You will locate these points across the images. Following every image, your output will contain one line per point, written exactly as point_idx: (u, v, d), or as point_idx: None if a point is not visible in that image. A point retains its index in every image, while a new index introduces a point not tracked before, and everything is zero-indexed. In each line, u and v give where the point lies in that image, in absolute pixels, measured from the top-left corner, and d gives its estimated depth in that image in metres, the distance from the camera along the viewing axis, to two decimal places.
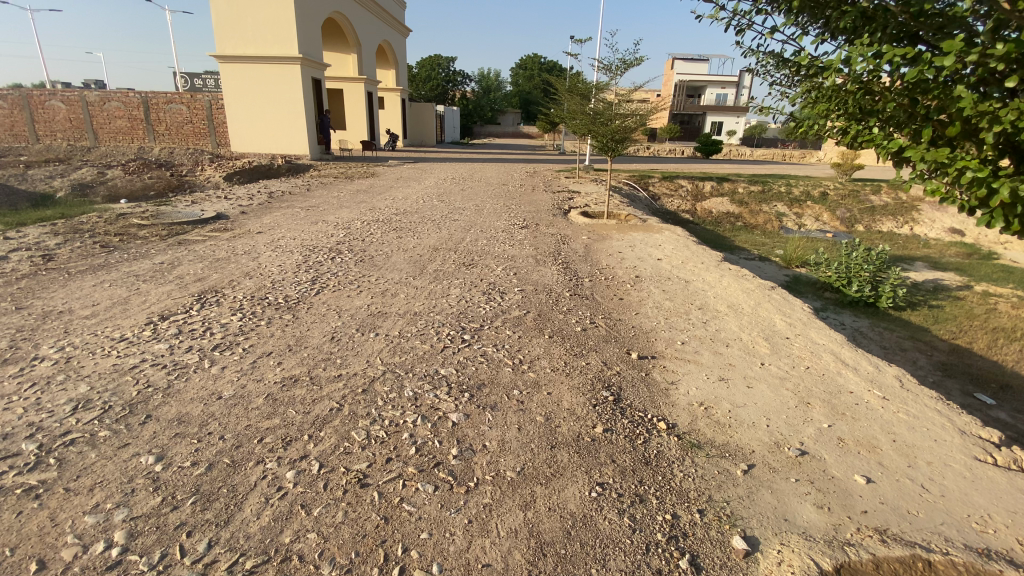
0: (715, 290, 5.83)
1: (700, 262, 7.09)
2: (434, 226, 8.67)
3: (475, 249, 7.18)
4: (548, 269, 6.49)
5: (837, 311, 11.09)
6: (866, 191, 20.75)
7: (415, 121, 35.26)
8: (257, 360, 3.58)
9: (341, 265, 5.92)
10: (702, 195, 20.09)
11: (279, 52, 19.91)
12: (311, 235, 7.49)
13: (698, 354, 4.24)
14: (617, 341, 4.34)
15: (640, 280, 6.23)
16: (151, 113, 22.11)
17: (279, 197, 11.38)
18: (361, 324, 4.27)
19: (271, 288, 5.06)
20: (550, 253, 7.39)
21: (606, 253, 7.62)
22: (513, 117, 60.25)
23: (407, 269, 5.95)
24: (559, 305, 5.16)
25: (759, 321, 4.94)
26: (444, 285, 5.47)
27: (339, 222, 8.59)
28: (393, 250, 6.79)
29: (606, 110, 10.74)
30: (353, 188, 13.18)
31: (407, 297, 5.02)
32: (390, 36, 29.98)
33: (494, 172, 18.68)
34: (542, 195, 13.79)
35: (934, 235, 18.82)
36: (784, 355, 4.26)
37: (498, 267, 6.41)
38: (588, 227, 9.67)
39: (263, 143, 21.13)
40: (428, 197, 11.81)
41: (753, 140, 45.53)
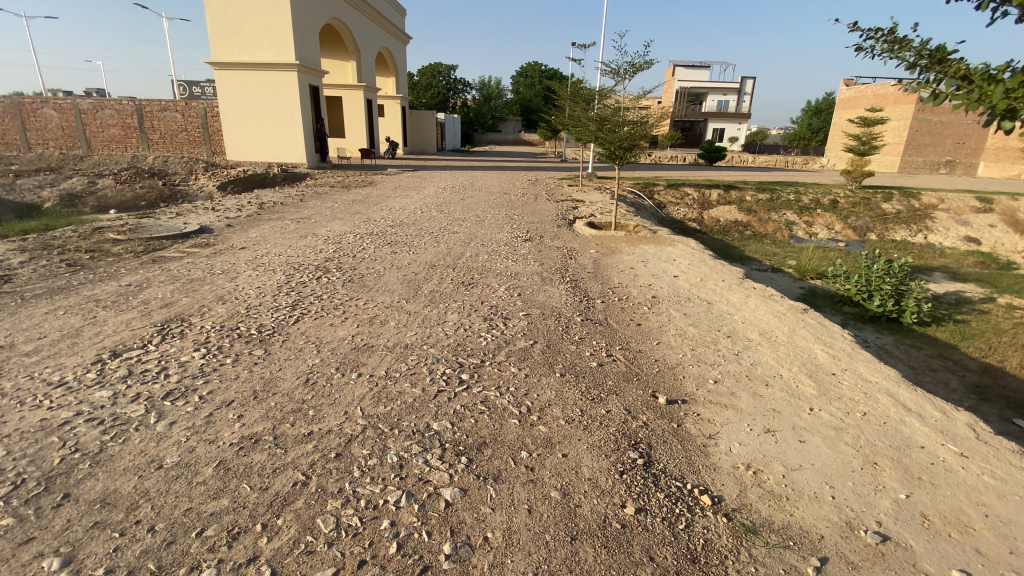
0: (743, 314, 5.24)
1: (721, 279, 6.50)
2: (431, 239, 8.10)
3: (475, 266, 6.60)
4: (555, 289, 5.91)
5: (858, 326, 10.49)
6: (877, 198, 20.19)
7: (414, 129, 34.79)
8: (213, 414, 2.99)
9: (326, 287, 5.34)
10: (709, 203, 19.56)
11: (275, 58, 19.45)
12: (298, 251, 6.91)
13: (736, 397, 3.63)
14: (639, 380, 3.74)
15: (658, 302, 5.64)
16: (145, 121, 21.65)
17: (269, 207, 10.81)
18: (342, 361, 3.68)
19: (245, 316, 4.47)
20: (557, 270, 6.80)
21: (617, 269, 7.02)
22: (513, 125, 58.93)
23: (400, 290, 5.38)
24: (570, 333, 4.57)
25: (797, 353, 4.35)
26: (440, 309, 4.89)
27: (330, 235, 8.03)
28: (385, 268, 6.21)
29: (614, 116, 10.15)
30: (347, 198, 12.63)
31: (398, 324, 4.43)
32: (390, 43, 29.63)
33: (495, 180, 18.15)
34: (544, 204, 13.22)
35: (949, 243, 18.14)
36: (833, 398, 3.66)
37: (501, 286, 5.83)
38: (595, 240, 9.09)
39: (259, 150, 20.61)
40: (425, 208, 11.24)
41: (756, 147, 45.02)
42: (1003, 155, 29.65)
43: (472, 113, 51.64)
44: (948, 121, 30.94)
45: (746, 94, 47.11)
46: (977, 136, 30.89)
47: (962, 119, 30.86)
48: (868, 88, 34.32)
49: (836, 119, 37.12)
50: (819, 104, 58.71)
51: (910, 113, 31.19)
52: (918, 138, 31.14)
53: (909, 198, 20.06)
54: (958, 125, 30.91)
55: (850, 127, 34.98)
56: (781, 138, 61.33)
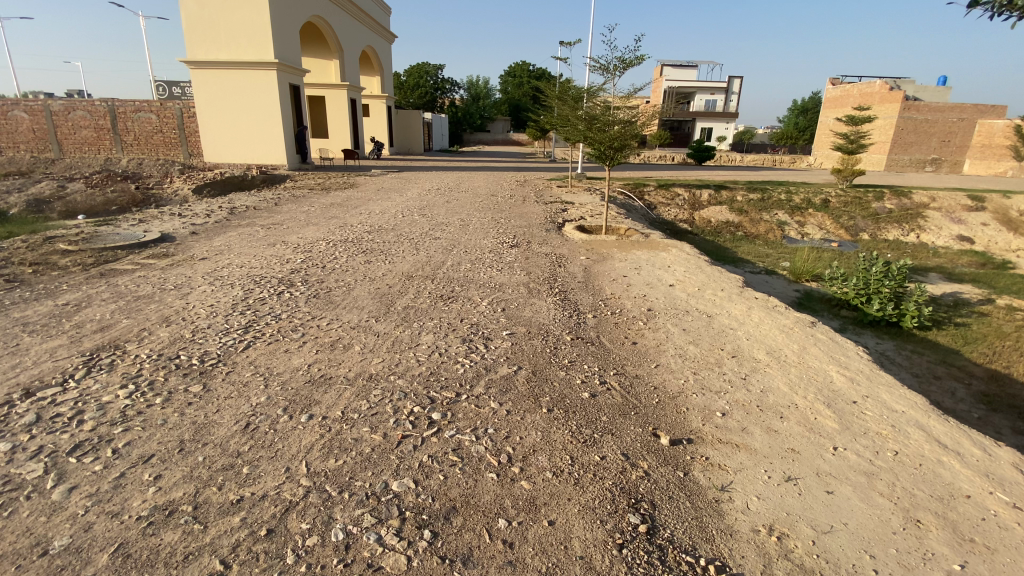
0: (747, 329, 4.80)
1: (721, 289, 6.04)
2: (410, 246, 7.57)
3: (457, 276, 6.09)
4: (543, 302, 5.41)
5: (857, 331, 10.13)
6: (868, 197, 19.96)
7: (401, 129, 34.14)
8: (123, 477, 2.47)
9: (288, 304, 4.81)
10: (700, 204, 19.24)
11: (253, 56, 18.77)
12: (264, 262, 6.37)
13: (748, 433, 3.16)
14: (637, 415, 3.26)
15: (655, 315, 5.16)
16: (118, 122, 20.88)
17: (241, 213, 10.21)
18: (292, 399, 3.17)
19: (189, 342, 3.94)
20: (545, 279, 6.30)
21: (609, 277, 6.56)
22: (501, 125, 59.29)
23: (371, 306, 4.86)
24: (559, 355, 4.09)
25: (811, 376, 3.90)
26: (413, 328, 4.38)
27: (301, 243, 7.48)
28: (357, 280, 5.68)
29: (604, 115, 9.70)
30: (326, 202, 12.04)
31: (363, 349, 3.91)
32: (374, 41, 28.98)
33: (482, 181, 17.64)
34: (533, 206, 12.73)
35: (942, 242, 17.90)
36: (859, 433, 3.22)
37: (483, 299, 5.32)
38: (586, 245, 8.63)
39: (236, 151, 19.89)
40: (407, 212, 10.71)
41: (744, 146, 44.90)
42: (989, 153, 29.89)
43: (460, 113, 51.07)
44: (934, 119, 30.95)
45: (734, 93, 47.07)
46: (962, 133, 31.02)
47: (949, 116, 30.88)
48: (854, 87, 34.28)
49: (823, 117, 37.06)
50: (805, 103, 58.82)
51: (895, 112, 31.16)
52: (904, 136, 31.12)
53: (901, 196, 19.85)
54: (945, 123, 30.94)
55: (837, 126, 34.93)
56: (768, 137, 61.35)
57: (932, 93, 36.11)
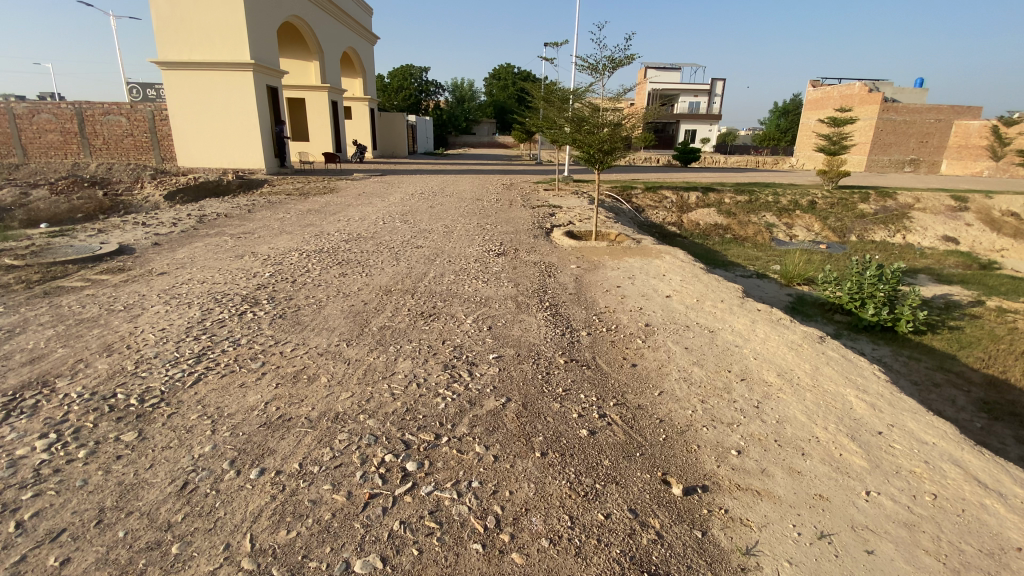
0: (753, 347, 4.44)
1: (720, 300, 5.68)
2: (389, 256, 7.10)
3: (439, 290, 5.65)
4: (532, 318, 4.99)
5: (852, 337, 9.87)
6: (854, 199, 19.92)
7: (384, 132, 33.53)
8: (22, 562, 2.00)
9: (248, 327, 4.34)
10: (688, 206, 19.02)
11: (228, 57, 18.11)
12: (227, 276, 5.87)
13: (769, 477, 2.78)
14: (643, 457, 2.86)
15: (653, 331, 4.78)
16: (86, 125, 20.05)
17: (211, 221, 9.64)
18: (242, 450, 2.72)
19: (130, 377, 3.45)
20: (534, 292, 5.89)
21: (602, 288, 6.16)
22: (486, 127, 58.93)
23: (342, 328, 4.41)
24: (551, 381, 3.67)
25: (828, 403, 3.55)
26: (387, 353, 3.93)
27: (271, 254, 6.97)
28: (329, 296, 5.22)
29: (593, 117, 9.29)
30: (302, 208, 11.52)
31: (330, 381, 3.46)
32: (356, 42, 28.40)
33: (467, 185, 17.19)
34: (519, 211, 12.33)
35: (928, 243, 17.88)
36: (891, 473, 2.86)
37: (467, 316, 4.88)
38: (576, 252, 8.25)
39: (212, 156, 19.19)
40: (388, 218, 10.24)
41: (727, 149, 45.08)
42: (966, 154, 30.34)
43: (445, 115, 50.51)
44: (912, 120, 31.29)
45: (717, 95, 47.28)
46: (940, 134, 31.46)
47: (926, 117, 31.30)
48: (834, 89, 34.53)
49: (805, 119, 37.29)
50: (786, 105, 59.42)
51: (874, 113, 31.43)
52: (883, 138, 31.40)
53: (886, 198, 19.85)
54: (923, 124, 31.32)
55: (818, 127, 35.17)
56: (750, 138, 61.84)
57: (910, 94, 36.58)
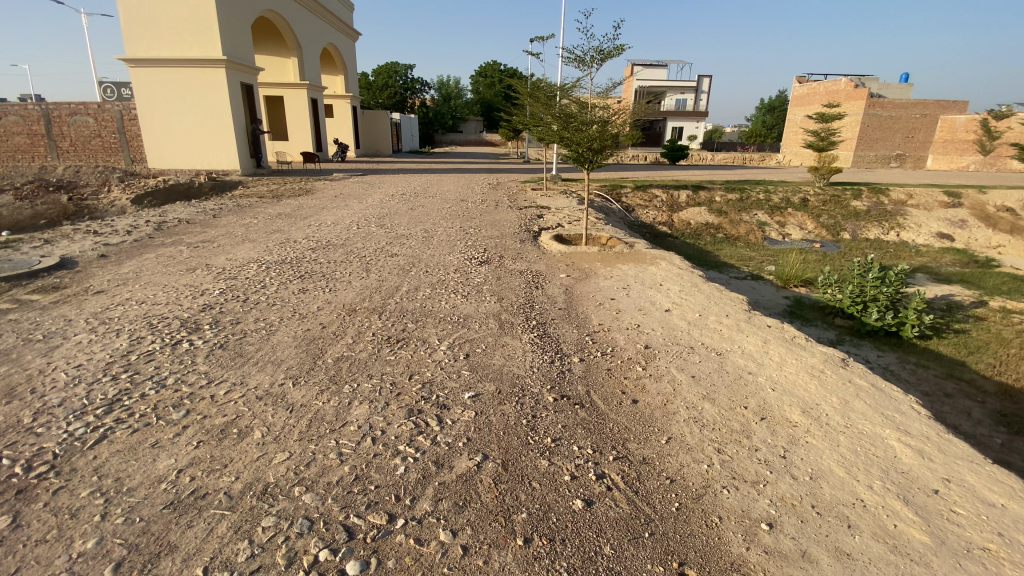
0: (770, 374, 3.86)
1: (725, 314, 5.10)
2: (359, 266, 6.42)
3: (411, 306, 5.00)
4: (516, 340, 4.35)
5: (856, 343, 9.37)
6: (846, 196, 19.55)
7: (367, 130, 32.66)
8: None
9: (179, 362, 3.68)
10: (678, 205, 18.52)
11: (198, 52, 17.18)
12: (171, 296, 5.18)
13: (812, 564, 2.19)
14: (653, 540, 2.26)
15: (653, 354, 4.17)
16: (52, 126, 19.05)
17: (170, 228, 8.89)
18: (132, 548, 2.08)
19: (18, 435, 2.80)
20: (519, 307, 5.25)
21: (594, 301, 5.56)
22: (473, 125, 58.01)
23: (291, 360, 3.75)
24: (538, 427, 3.04)
25: (866, 453, 2.98)
26: (341, 395, 3.29)
27: (228, 267, 6.28)
28: (284, 319, 4.56)
29: (582, 113, 8.66)
30: (274, 212, 10.79)
31: (264, 438, 2.82)
32: (336, 38, 27.48)
33: (451, 185, 16.53)
34: (504, 213, 11.70)
35: (923, 240, 17.54)
36: (960, 552, 2.29)
37: (440, 339, 4.23)
38: (564, 258, 7.64)
39: (184, 157, 18.30)
40: (364, 222, 9.56)
41: (714, 145, 44.85)
42: (951, 148, 30.29)
43: (431, 113, 49.74)
44: (898, 116, 31.14)
45: (704, 92, 47.22)
46: (925, 129, 31.42)
47: (912, 113, 31.21)
48: (820, 85, 34.26)
49: (792, 115, 37.10)
50: (772, 101, 59.32)
51: (859, 110, 31.16)
52: (870, 133, 31.21)
53: (878, 194, 19.50)
54: (909, 120, 31.24)
55: (805, 123, 34.93)
56: (737, 135, 61.75)
57: (896, 89, 36.57)
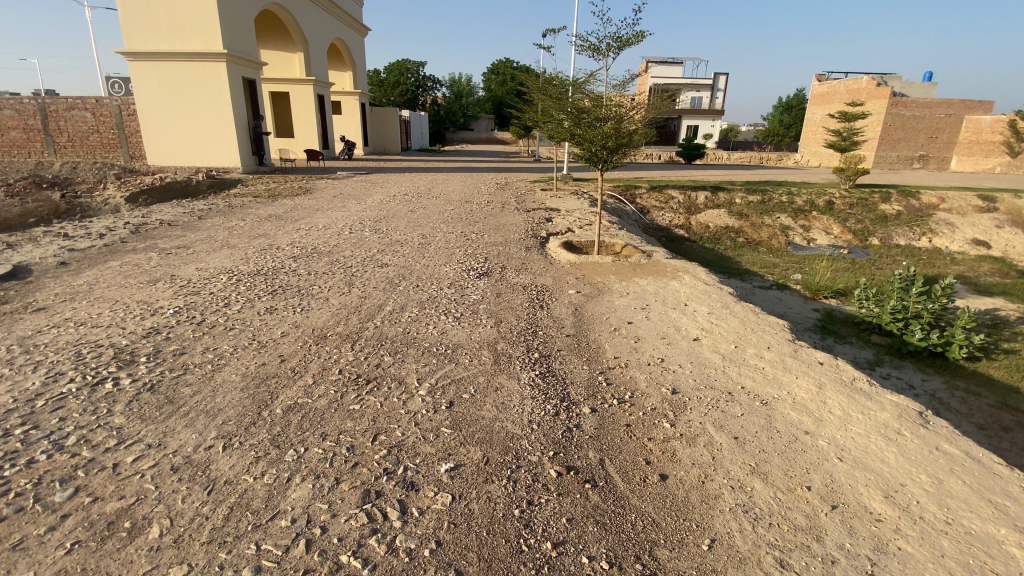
0: (834, 439, 3.06)
1: (766, 348, 4.27)
2: (341, 279, 5.67)
3: (392, 333, 4.23)
4: (512, 379, 3.56)
5: (896, 365, 8.43)
6: (874, 198, 18.47)
7: (375, 128, 32.04)
8: None
9: (89, 414, 2.97)
10: (696, 208, 17.64)
11: (199, 46, 16.59)
12: (117, 315, 4.46)
13: None
14: None
15: (683, 403, 3.36)
16: (50, 122, 18.68)
17: (148, 231, 8.22)
18: None
19: None
20: (519, 332, 4.46)
21: (607, 326, 4.75)
22: (485, 121, 57.18)
23: (230, 410, 3.03)
24: (533, 522, 2.27)
25: (986, 568, 2.16)
26: (281, 465, 2.54)
27: (194, 279, 5.57)
28: (238, 349, 3.82)
29: (597, 107, 7.80)
30: (264, 213, 10.10)
31: (159, 541, 2.09)
32: (345, 34, 26.90)
33: (457, 185, 15.79)
34: (510, 215, 10.93)
35: (957, 247, 16.37)
36: None
37: (421, 379, 3.46)
38: (575, 269, 6.84)
39: (184, 154, 17.74)
40: (358, 226, 8.83)
41: (730, 144, 43.59)
42: (976, 149, 28.95)
43: (442, 111, 49.08)
44: (921, 115, 29.91)
45: (720, 90, 46.14)
46: (950, 129, 30.15)
47: (936, 112, 29.95)
48: (840, 83, 32.86)
49: (811, 113, 35.79)
50: (789, 100, 57.69)
51: (881, 108, 29.94)
52: (892, 133, 30.01)
53: (908, 197, 18.39)
54: (933, 119, 29.97)
55: (825, 122, 33.69)
56: (753, 134, 60.31)
57: (919, 88, 35.24)
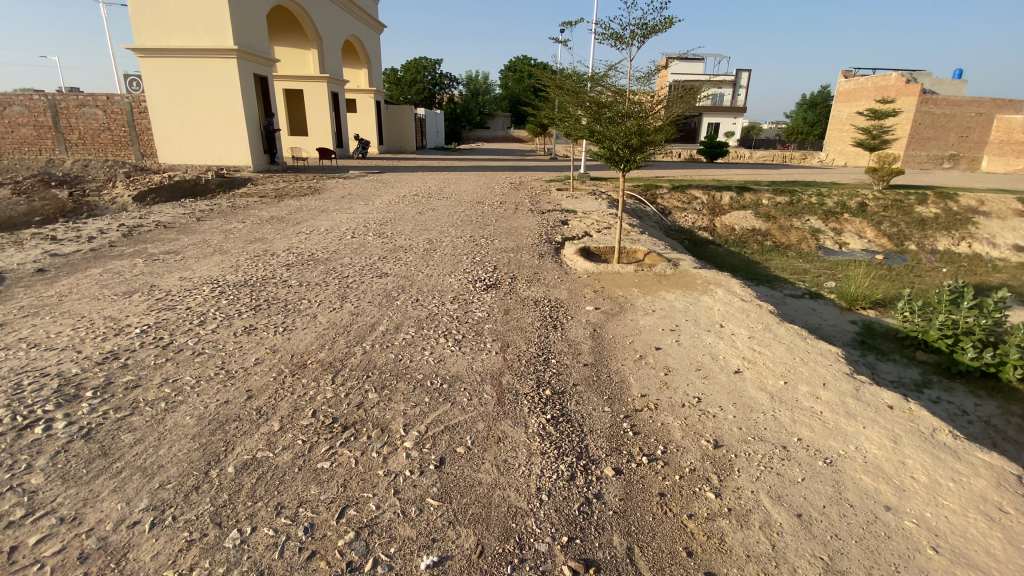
0: (924, 519, 2.39)
1: (821, 385, 3.61)
2: (335, 292, 5.12)
3: (382, 361, 3.65)
4: (519, 425, 2.95)
5: (947, 387, 7.58)
6: (910, 200, 17.42)
7: (390, 126, 31.68)
8: None
9: (2, 470, 2.45)
10: (720, 209, 16.83)
11: (210, 43, 16.28)
12: (76, 335, 3.97)
13: None
14: None
15: (730, 464, 2.74)
16: (64, 121, 18.60)
17: (142, 233, 7.78)
18: None
19: None
20: (530, 360, 3.84)
21: (632, 352, 4.11)
22: (501, 120, 59.04)
23: (172, 470, 2.49)
24: None
25: None
26: (216, 556, 1.98)
27: (174, 290, 5.07)
28: (201, 382, 3.29)
29: (617, 102, 7.18)
30: (267, 214, 9.65)
31: None
32: (361, 30, 26.54)
33: (470, 185, 15.23)
34: (524, 218, 10.32)
35: (999, 254, 15.23)
36: None
37: (410, 424, 2.87)
38: (593, 280, 6.21)
39: (194, 152, 17.46)
40: (362, 229, 8.29)
41: (752, 142, 42.36)
42: (1007, 149, 27.44)
43: (458, 109, 48.68)
44: (952, 113, 28.54)
45: (742, 87, 44.99)
46: (980, 128, 28.69)
47: (966, 111, 28.39)
48: (867, 79, 31.37)
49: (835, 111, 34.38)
50: (813, 98, 55.95)
51: (911, 107, 28.63)
52: (921, 131, 28.78)
53: (946, 199, 17.30)
54: (963, 117, 28.44)
55: (852, 120, 32.29)
56: (776, 133, 58.70)
57: (948, 86, 33.65)
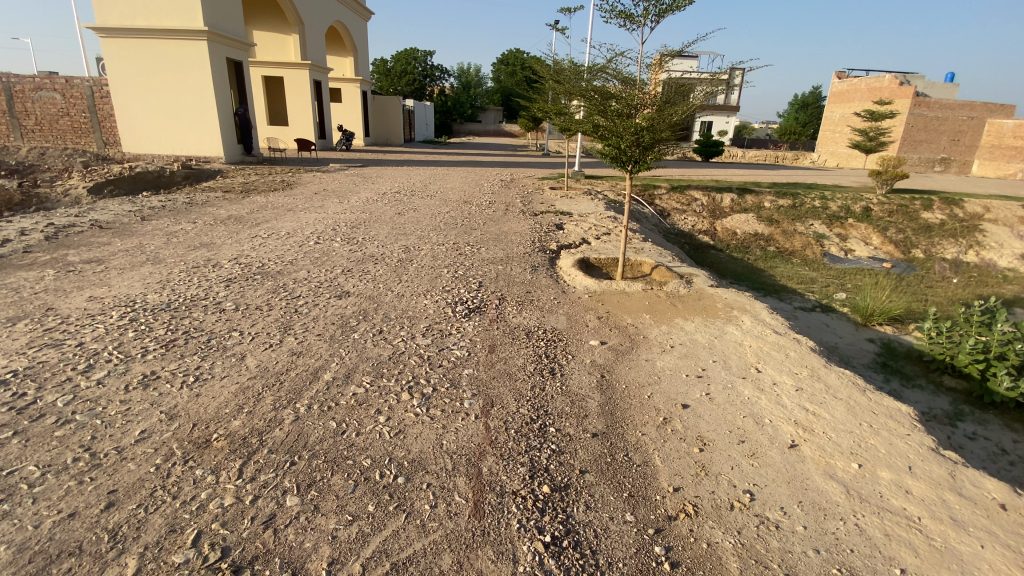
0: None
1: (905, 472, 2.72)
2: (278, 320, 4.11)
3: (319, 435, 2.65)
4: (504, 562, 1.97)
5: (980, 419, 6.77)
6: (915, 206, 16.68)
7: (377, 117, 30.45)
8: None
9: None
10: (720, 211, 15.99)
11: (178, 23, 15.00)
12: None
13: None
14: None
15: None
16: (15, 103, 17.12)
17: (70, 236, 6.70)
18: None
19: None
20: (522, 428, 2.87)
21: (655, 413, 3.16)
22: (490, 117, 56.09)
23: None
24: None
25: None
26: None
27: (76, 314, 4.04)
28: (48, 477, 2.25)
29: (629, 94, 6.15)
30: (225, 213, 8.58)
31: None
32: (347, 17, 25.25)
33: (456, 182, 14.21)
34: (515, 220, 9.38)
35: (1005, 263, 14.59)
36: None
37: (339, 562, 1.91)
38: (596, 302, 5.27)
39: (162, 141, 16.16)
40: (328, 234, 7.27)
41: (745, 141, 41.69)
42: (998, 154, 26.77)
43: (449, 102, 47.44)
44: (944, 117, 27.97)
45: None
46: (972, 132, 28.10)
47: (958, 113, 27.87)
48: (862, 79, 30.67)
49: (828, 111, 33.64)
50: (806, 99, 55.30)
51: (904, 108, 27.88)
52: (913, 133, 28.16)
53: (952, 206, 16.63)
54: (955, 121, 27.96)
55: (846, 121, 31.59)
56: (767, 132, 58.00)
57: (941, 89, 33.17)
